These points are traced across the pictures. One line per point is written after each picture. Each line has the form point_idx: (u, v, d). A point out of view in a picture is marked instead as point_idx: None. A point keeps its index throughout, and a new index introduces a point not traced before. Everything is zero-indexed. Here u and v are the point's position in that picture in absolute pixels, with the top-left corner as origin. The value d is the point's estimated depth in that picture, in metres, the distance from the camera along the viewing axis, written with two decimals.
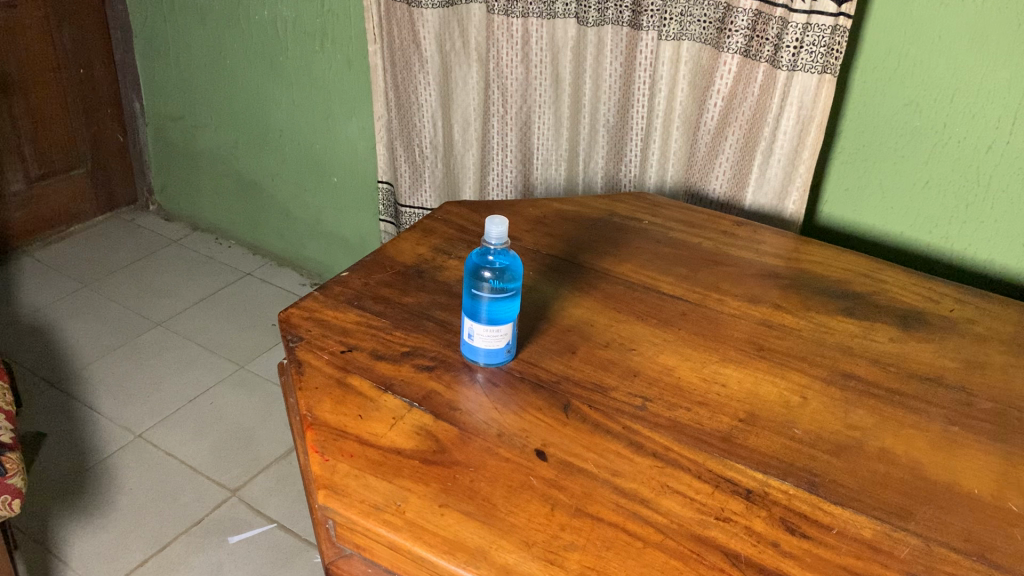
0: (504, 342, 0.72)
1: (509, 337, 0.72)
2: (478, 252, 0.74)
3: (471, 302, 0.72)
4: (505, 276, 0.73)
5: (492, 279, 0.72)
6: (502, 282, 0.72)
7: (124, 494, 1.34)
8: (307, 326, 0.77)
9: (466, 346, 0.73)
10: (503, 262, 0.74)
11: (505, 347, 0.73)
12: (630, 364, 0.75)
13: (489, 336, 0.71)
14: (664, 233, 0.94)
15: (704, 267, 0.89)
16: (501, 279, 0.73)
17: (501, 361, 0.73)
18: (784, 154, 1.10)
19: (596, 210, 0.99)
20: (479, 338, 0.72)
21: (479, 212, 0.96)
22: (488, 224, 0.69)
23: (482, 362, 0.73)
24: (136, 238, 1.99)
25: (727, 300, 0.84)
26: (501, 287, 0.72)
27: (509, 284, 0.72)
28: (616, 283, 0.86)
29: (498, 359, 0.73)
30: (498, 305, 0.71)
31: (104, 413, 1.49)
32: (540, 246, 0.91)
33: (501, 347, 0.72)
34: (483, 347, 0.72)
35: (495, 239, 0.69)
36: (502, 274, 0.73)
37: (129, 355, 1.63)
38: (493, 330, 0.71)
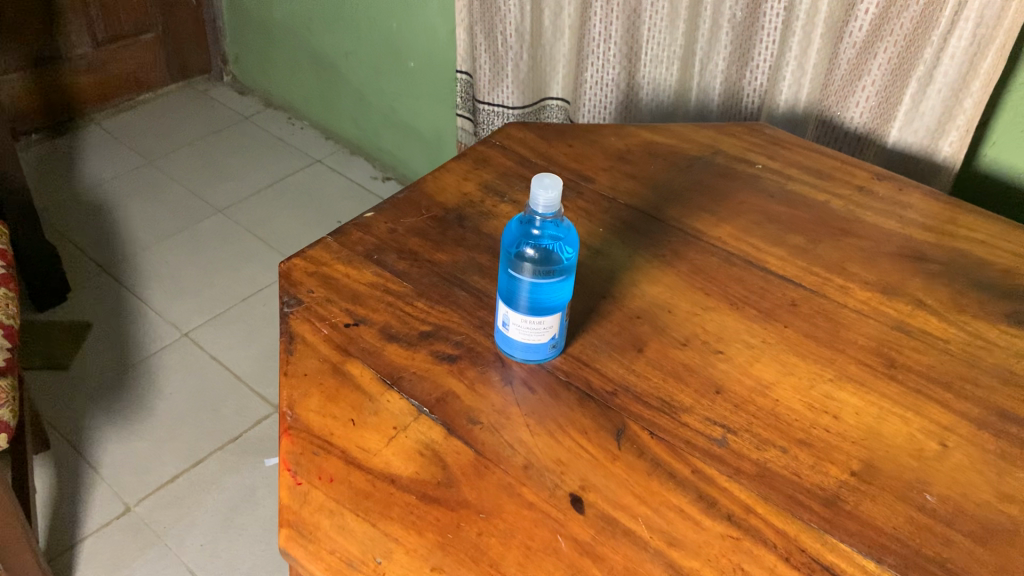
0: (550, 336, 0.56)
1: (557, 330, 0.56)
2: (520, 218, 0.56)
3: (506, 285, 0.54)
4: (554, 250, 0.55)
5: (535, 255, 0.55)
6: (549, 259, 0.54)
7: (163, 399, 1.27)
8: (310, 283, 0.62)
9: (498, 333, 0.57)
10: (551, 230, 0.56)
11: (550, 341, 0.56)
12: (712, 376, 0.57)
13: (530, 328, 0.55)
14: (778, 185, 0.74)
15: (828, 238, 0.69)
16: (548, 254, 0.55)
17: (546, 356, 0.57)
18: (947, 82, 0.86)
19: (697, 144, 0.78)
20: (517, 329, 0.55)
21: (548, 139, 0.78)
22: (536, 185, 0.50)
23: (519, 356, 0.57)
24: (207, 112, 1.88)
25: (852, 290, 0.64)
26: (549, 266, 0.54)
27: (558, 262, 0.54)
28: (707, 252, 0.67)
29: (539, 355, 0.57)
30: (543, 291, 0.53)
31: (153, 307, 1.41)
32: (617, 192, 0.72)
33: (545, 341, 0.56)
34: (521, 340, 0.56)
35: (544, 210, 0.51)
36: (550, 247, 0.55)
37: (185, 242, 1.54)
38: (535, 321, 0.54)
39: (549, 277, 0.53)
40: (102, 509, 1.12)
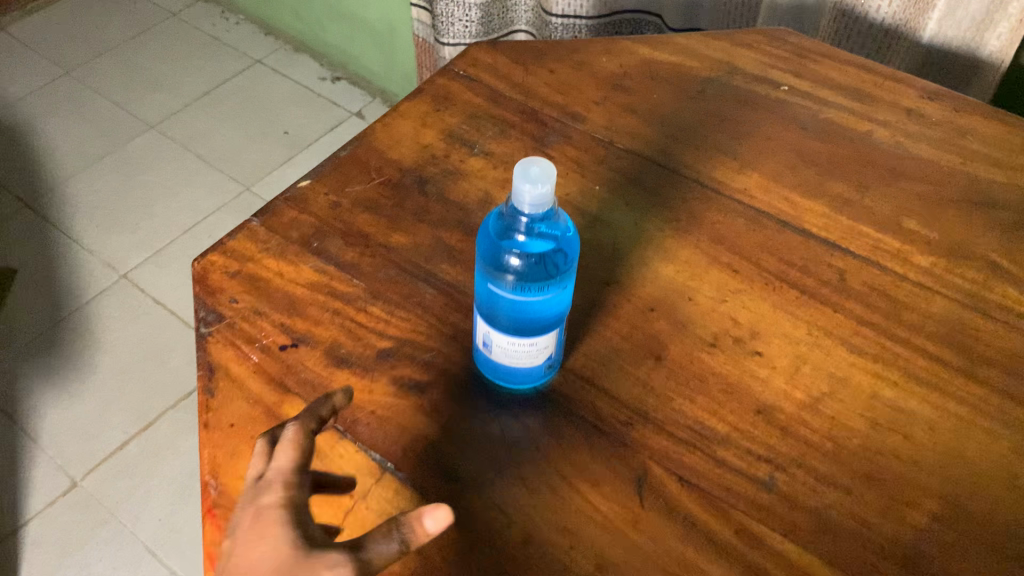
0: (544, 359, 0.43)
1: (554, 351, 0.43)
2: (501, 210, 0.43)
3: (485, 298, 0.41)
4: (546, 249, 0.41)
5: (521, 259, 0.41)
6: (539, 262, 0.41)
7: (104, 354, 1.14)
8: (235, 289, 0.48)
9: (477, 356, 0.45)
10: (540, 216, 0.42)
11: (545, 365, 0.44)
12: (750, 390, 0.46)
13: (518, 353, 0.42)
14: (809, 113, 0.60)
15: (877, 184, 0.56)
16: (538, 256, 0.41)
17: (540, 383, 0.45)
18: None
19: (706, 63, 0.64)
20: (500, 353, 0.43)
21: (523, 64, 0.63)
22: (523, 177, 0.37)
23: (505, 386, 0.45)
24: (128, 9, 1.66)
25: (912, 255, 0.52)
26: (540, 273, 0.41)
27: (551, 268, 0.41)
28: (730, 211, 0.54)
29: (531, 382, 0.45)
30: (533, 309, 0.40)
31: (84, 246, 1.26)
32: (613, 133, 0.58)
33: (538, 366, 0.44)
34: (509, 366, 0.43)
35: (532, 208, 0.37)
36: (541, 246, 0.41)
37: (115, 166, 1.37)
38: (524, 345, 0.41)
39: (540, 294, 0.40)
40: (46, 486, 1.01)
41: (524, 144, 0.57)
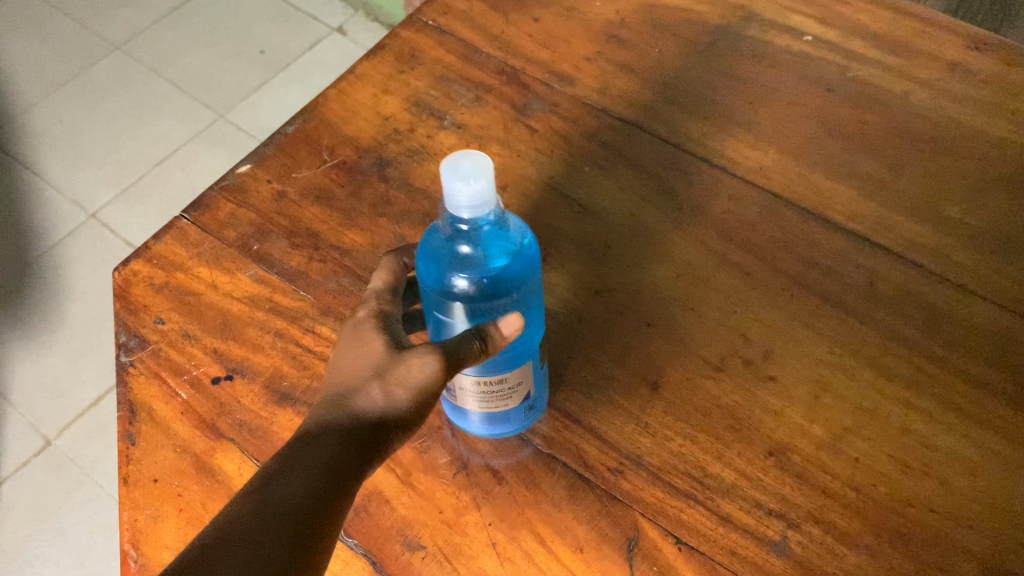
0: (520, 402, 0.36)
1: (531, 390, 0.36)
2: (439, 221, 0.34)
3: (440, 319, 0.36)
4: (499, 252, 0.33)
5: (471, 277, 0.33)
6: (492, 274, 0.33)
7: (73, 301, 1.07)
8: (161, 302, 0.42)
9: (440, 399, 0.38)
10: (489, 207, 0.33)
11: (521, 409, 0.37)
12: (760, 426, 0.39)
13: (490, 399, 0.35)
14: (836, 71, 0.52)
15: (912, 162, 0.48)
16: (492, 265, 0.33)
17: (517, 429, 0.38)
18: None
19: (718, 8, 0.54)
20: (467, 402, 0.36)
21: (504, 10, 0.54)
22: (452, 174, 0.29)
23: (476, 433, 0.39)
24: None
25: (952, 252, 0.44)
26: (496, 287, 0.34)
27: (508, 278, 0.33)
28: (741, 198, 0.46)
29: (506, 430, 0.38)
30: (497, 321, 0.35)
31: (48, 181, 1.18)
32: (607, 98, 0.50)
33: (514, 411, 0.37)
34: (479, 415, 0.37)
35: (474, 208, 0.30)
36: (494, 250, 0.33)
37: (78, 92, 1.28)
38: (500, 388, 0.35)
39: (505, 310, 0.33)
40: (18, 446, 0.97)
41: (502, 114, 0.49)
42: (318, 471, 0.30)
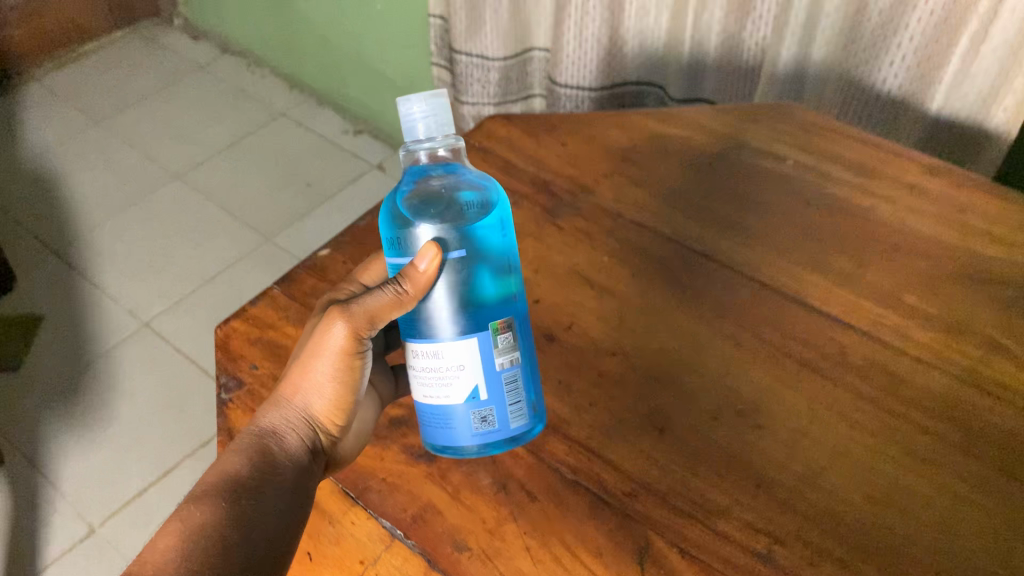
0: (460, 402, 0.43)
1: (469, 394, 0.43)
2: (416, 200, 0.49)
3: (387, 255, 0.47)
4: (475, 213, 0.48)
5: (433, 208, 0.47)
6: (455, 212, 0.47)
7: (125, 401, 1.16)
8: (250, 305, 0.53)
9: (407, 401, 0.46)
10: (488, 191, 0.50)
11: (464, 415, 0.43)
12: (750, 463, 0.47)
13: (432, 380, 0.43)
14: (815, 188, 0.62)
15: (877, 260, 0.57)
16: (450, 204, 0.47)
17: (465, 441, 0.44)
18: (1005, 40, 0.76)
19: (714, 137, 0.66)
20: (420, 391, 0.44)
21: (538, 135, 0.66)
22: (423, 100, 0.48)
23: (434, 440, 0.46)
24: (156, 60, 1.75)
25: (911, 331, 0.53)
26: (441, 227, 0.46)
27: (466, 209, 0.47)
28: (734, 284, 0.55)
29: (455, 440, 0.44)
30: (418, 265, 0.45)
31: (108, 293, 1.29)
32: (623, 205, 0.61)
33: (456, 414, 0.43)
34: (432, 409, 0.44)
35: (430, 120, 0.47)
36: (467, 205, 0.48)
37: (140, 216, 1.41)
38: (439, 367, 0.42)
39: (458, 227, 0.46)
40: (64, 532, 1.03)
41: (536, 215, 0.60)
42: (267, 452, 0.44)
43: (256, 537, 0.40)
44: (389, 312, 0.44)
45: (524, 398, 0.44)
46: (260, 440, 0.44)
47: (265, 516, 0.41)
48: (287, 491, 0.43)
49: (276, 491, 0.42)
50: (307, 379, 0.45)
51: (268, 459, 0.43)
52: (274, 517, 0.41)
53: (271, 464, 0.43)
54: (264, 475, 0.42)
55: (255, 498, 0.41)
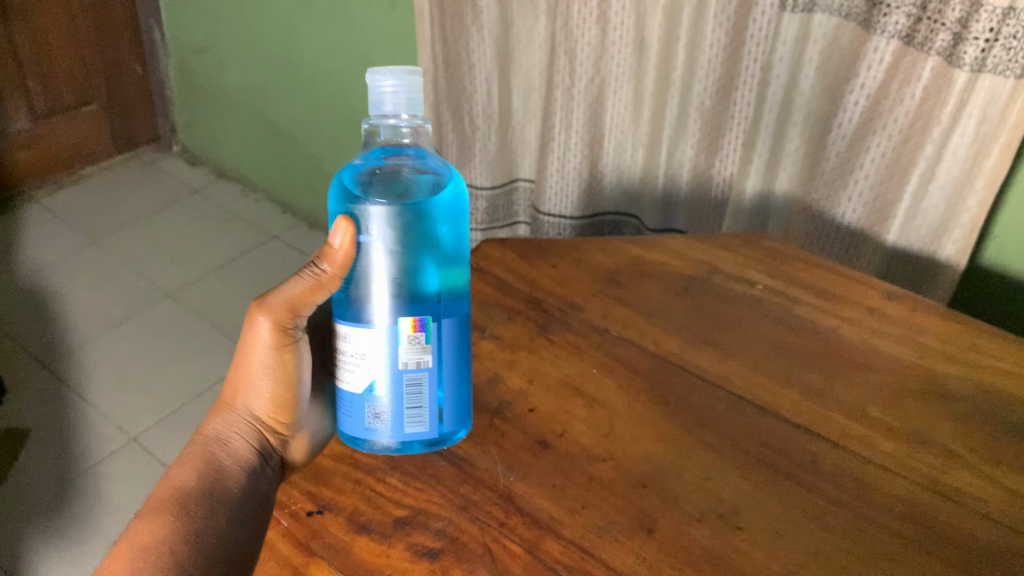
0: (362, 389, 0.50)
1: (370, 383, 0.49)
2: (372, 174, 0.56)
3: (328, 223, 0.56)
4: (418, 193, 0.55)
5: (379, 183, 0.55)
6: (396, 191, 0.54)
7: (107, 515, 1.16)
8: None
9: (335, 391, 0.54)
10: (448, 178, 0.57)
11: (365, 403, 0.50)
12: (733, 562, 0.50)
13: (344, 364, 0.50)
14: (784, 309, 0.68)
15: (842, 376, 0.62)
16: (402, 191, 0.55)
17: (363, 433, 0.51)
18: (950, 180, 0.84)
19: (690, 263, 0.73)
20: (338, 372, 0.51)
21: (530, 258, 0.71)
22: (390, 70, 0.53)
23: (345, 429, 0.52)
24: (156, 186, 1.85)
25: (876, 440, 0.58)
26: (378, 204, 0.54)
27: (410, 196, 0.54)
28: (713, 395, 0.60)
29: (359, 429, 0.51)
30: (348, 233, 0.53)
31: (96, 407, 1.31)
32: (610, 322, 0.66)
33: (359, 400, 0.50)
34: (343, 392, 0.51)
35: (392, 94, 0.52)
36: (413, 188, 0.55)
37: (132, 331, 1.45)
38: (349, 351, 0.50)
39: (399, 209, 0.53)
40: None
41: (529, 330, 0.64)
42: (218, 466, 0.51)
43: (221, 509, 0.49)
44: (308, 299, 0.53)
45: (425, 405, 0.50)
46: (215, 439, 0.53)
47: (223, 498, 0.50)
48: (245, 476, 0.52)
49: (222, 488, 0.50)
50: (248, 379, 0.54)
51: (218, 459, 0.52)
52: (236, 496, 0.50)
53: (226, 455, 0.52)
54: (222, 465, 0.52)
55: (217, 482, 0.50)
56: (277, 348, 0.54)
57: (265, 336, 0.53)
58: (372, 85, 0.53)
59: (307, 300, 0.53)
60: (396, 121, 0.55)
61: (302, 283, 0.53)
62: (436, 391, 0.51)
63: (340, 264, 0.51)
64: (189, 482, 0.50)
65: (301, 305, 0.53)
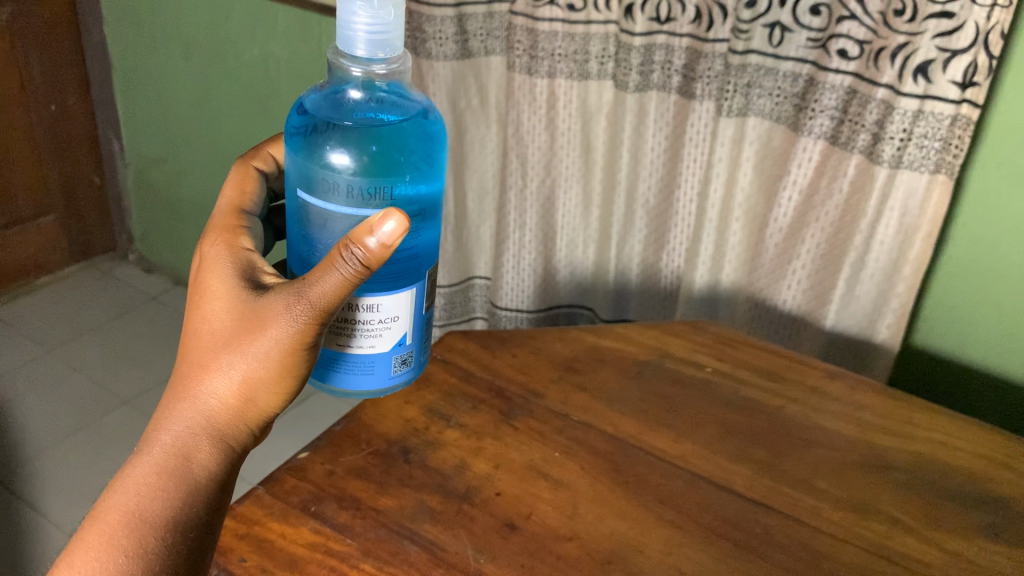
0: (395, 342, 0.58)
1: (402, 336, 0.58)
2: (319, 122, 0.55)
3: (298, 193, 0.54)
4: (386, 132, 0.55)
5: (344, 136, 0.54)
6: (369, 139, 0.55)
7: None
8: (211, 246, 0.57)
9: (326, 354, 0.57)
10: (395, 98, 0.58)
11: (393, 354, 0.58)
12: None
13: (372, 332, 0.56)
14: (733, 391, 0.72)
15: (790, 452, 0.66)
16: (361, 141, 0.55)
17: (385, 380, 0.59)
18: (879, 268, 0.90)
19: (644, 348, 0.77)
20: (356, 339, 0.56)
21: (491, 348, 0.75)
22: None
23: (361, 384, 0.58)
24: (113, 294, 1.88)
25: (825, 510, 0.61)
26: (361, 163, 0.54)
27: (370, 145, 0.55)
28: (670, 474, 0.63)
29: (384, 377, 0.59)
30: (361, 207, 0.52)
31: (50, 518, 1.31)
32: (569, 407, 0.69)
33: (389, 354, 0.58)
34: (365, 355, 0.57)
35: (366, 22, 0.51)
36: (380, 129, 0.55)
37: (88, 441, 1.47)
38: (382, 320, 0.56)
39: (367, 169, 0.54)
40: None
41: (493, 417, 0.67)
42: (192, 482, 0.50)
43: (199, 529, 0.49)
44: (339, 294, 0.50)
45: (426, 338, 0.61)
46: (197, 429, 0.51)
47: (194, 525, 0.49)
48: (218, 481, 0.51)
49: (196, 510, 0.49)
50: (249, 364, 0.51)
51: (192, 474, 0.50)
52: (208, 510, 0.50)
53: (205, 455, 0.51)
54: (201, 470, 0.50)
55: (196, 493, 0.50)
56: (297, 344, 0.51)
57: (291, 331, 0.51)
58: (343, 15, 0.51)
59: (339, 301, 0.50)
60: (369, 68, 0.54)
61: (339, 279, 0.50)
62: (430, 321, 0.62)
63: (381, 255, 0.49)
64: (163, 489, 0.49)
65: (332, 307, 0.50)
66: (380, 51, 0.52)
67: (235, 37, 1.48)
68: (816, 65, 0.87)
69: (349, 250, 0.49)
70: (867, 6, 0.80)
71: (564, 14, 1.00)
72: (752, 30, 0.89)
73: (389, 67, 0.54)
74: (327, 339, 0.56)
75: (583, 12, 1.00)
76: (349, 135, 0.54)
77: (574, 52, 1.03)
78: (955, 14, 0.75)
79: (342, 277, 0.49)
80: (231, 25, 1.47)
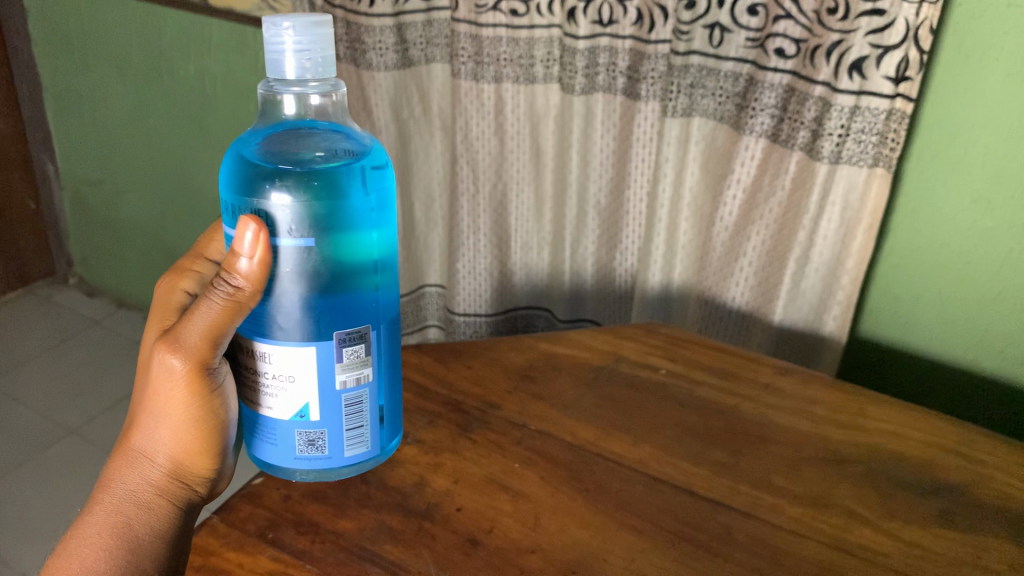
0: (294, 412, 0.55)
1: (302, 407, 0.55)
2: (259, 164, 0.55)
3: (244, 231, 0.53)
4: (329, 171, 0.55)
5: (291, 176, 0.54)
6: (310, 176, 0.54)
7: None
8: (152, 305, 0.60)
9: (247, 414, 0.58)
10: (343, 147, 0.58)
11: (295, 427, 0.55)
12: None
13: (271, 391, 0.55)
14: (687, 392, 0.73)
15: (747, 450, 0.67)
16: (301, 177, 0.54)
17: (295, 457, 0.56)
18: (824, 262, 0.91)
19: (597, 353, 0.77)
20: (258, 398, 0.56)
21: (443, 361, 0.74)
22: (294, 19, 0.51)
23: (270, 454, 0.57)
24: (53, 321, 1.83)
25: (784, 507, 0.61)
26: (305, 196, 0.53)
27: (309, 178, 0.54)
28: (631, 479, 0.63)
29: (288, 454, 0.56)
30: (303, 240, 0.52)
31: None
32: (526, 417, 0.69)
33: (289, 424, 0.55)
34: (268, 418, 0.56)
35: (297, 46, 0.51)
36: (326, 169, 0.55)
37: (34, 475, 1.42)
38: (278, 379, 0.54)
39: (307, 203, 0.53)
40: None
41: (450, 431, 0.67)
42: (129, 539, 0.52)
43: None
44: (218, 327, 0.52)
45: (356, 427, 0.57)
46: (128, 491, 0.53)
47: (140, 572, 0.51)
48: (159, 534, 0.53)
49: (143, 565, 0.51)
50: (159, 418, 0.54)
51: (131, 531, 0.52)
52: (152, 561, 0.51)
53: (143, 513, 0.53)
54: (141, 527, 0.52)
55: (138, 550, 0.51)
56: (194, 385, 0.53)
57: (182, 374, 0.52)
58: (270, 42, 0.52)
59: (218, 336, 0.52)
60: (302, 88, 0.56)
61: (213, 311, 0.51)
62: (370, 407, 0.57)
63: (245, 271, 0.50)
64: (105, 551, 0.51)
65: (212, 341, 0.52)
66: (309, 71, 0.52)
67: (170, 53, 1.45)
68: (754, 64, 0.88)
69: (220, 280, 0.51)
70: (802, 5, 0.82)
71: (506, 20, 1.01)
72: (692, 31, 0.90)
73: (321, 89, 0.56)
74: (236, 387, 0.57)
75: (526, 17, 1.00)
76: (294, 175, 0.54)
77: (519, 57, 1.03)
78: (885, 11, 0.76)
79: (212, 310, 0.51)
80: (166, 41, 1.44)
